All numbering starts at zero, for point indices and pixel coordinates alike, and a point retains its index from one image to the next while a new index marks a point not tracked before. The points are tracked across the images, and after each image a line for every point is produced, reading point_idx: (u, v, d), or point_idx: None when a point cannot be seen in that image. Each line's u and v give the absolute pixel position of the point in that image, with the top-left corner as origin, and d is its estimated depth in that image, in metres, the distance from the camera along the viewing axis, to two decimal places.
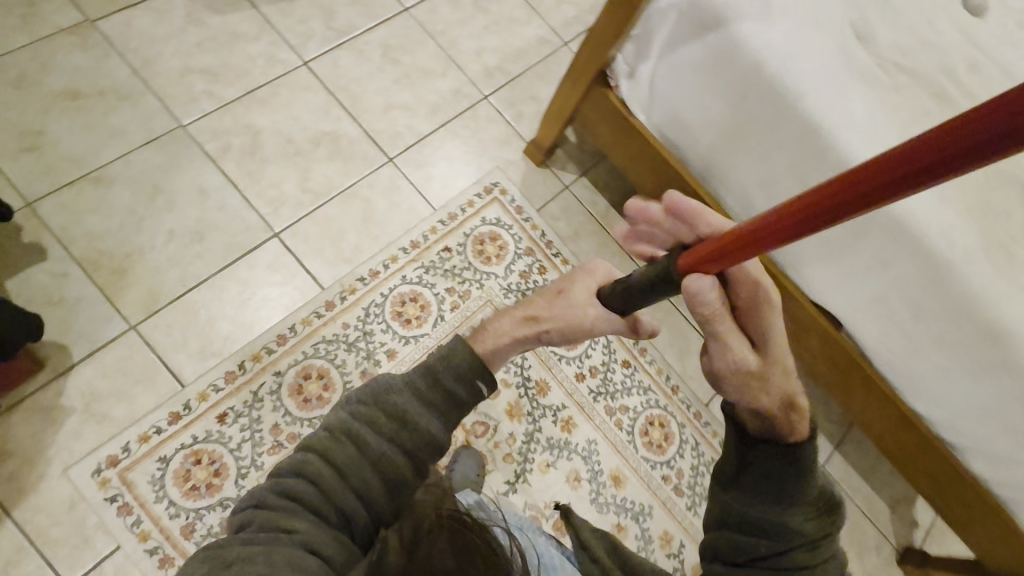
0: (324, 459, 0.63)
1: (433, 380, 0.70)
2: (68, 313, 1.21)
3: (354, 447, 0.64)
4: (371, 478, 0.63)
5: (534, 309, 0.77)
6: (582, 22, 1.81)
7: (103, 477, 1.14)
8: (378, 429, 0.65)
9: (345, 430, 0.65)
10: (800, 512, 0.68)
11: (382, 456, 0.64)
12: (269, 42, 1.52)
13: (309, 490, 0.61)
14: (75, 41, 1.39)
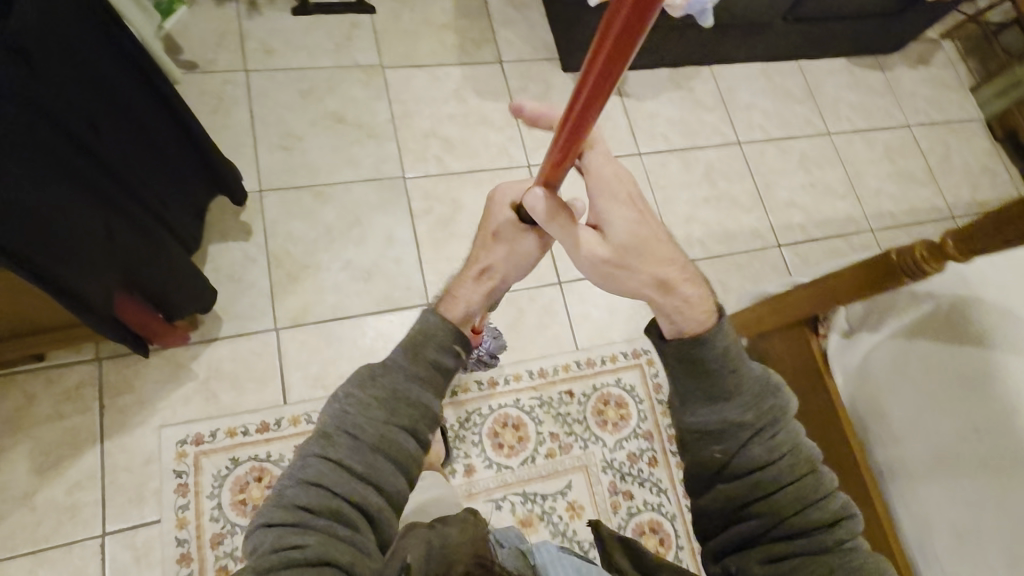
0: (324, 462, 0.64)
1: (414, 352, 0.71)
2: (236, 293, 1.33)
3: (351, 438, 0.66)
4: (375, 468, 0.65)
5: (479, 260, 0.77)
6: (802, 232, 1.73)
7: (183, 450, 1.20)
8: (370, 417, 0.67)
9: (346, 432, 0.66)
10: (745, 412, 0.74)
11: (382, 440, 0.67)
12: (510, 136, 1.63)
13: (317, 498, 0.63)
14: (363, 77, 1.59)
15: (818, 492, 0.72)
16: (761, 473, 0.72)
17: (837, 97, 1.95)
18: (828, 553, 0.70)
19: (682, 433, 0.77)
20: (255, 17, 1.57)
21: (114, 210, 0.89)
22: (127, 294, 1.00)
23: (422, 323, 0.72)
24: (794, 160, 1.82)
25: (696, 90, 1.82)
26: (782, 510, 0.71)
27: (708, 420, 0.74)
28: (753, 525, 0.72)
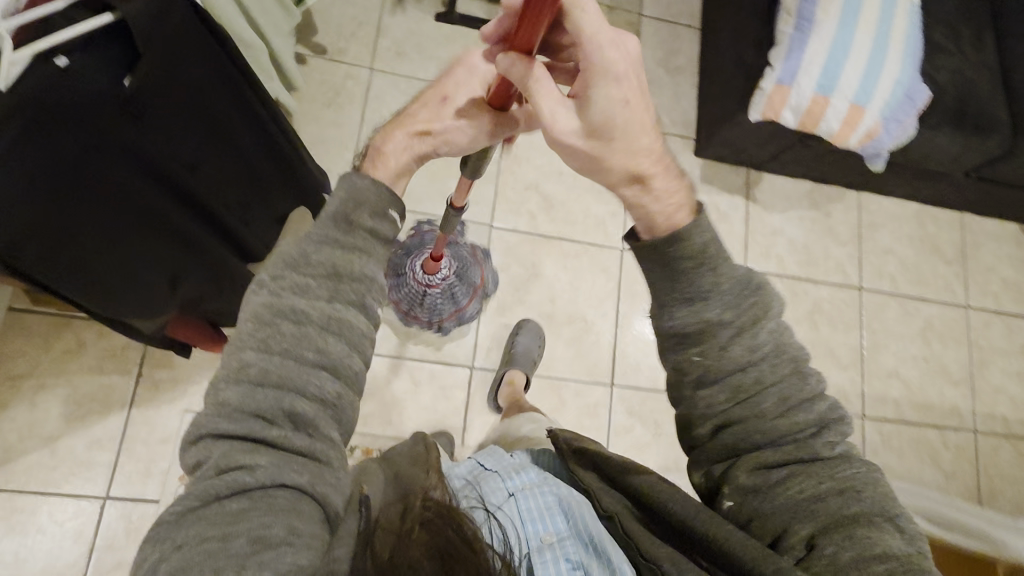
0: (265, 354, 0.53)
1: (349, 223, 0.58)
2: None
3: (293, 329, 0.54)
4: (324, 355, 0.55)
5: (421, 117, 0.66)
6: (895, 409, 1.54)
7: None
8: (310, 298, 0.56)
9: (280, 313, 0.54)
10: (728, 311, 0.62)
11: (328, 322, 0.55)
12: (613, 211, 1.51)
13: (259, 403, 0.52)
14: None
15: (808, 399, 0.62)
16: (742, 375, 0.62)
17: (992, 267, 1.70)
18: (816, 461, 0.60)
19: (661, 339, 0.66)
20: (397, 14, 1.50)
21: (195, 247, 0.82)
22: (179, 319, 0.95)
23: (350, 187, 0.59)
24: (915, 326, 1.62)
25: (830, 216, 1.64)
26: (764, 415, 0.61)
27: (688, 322, 0.63)
28: (734, 441, 0.62)
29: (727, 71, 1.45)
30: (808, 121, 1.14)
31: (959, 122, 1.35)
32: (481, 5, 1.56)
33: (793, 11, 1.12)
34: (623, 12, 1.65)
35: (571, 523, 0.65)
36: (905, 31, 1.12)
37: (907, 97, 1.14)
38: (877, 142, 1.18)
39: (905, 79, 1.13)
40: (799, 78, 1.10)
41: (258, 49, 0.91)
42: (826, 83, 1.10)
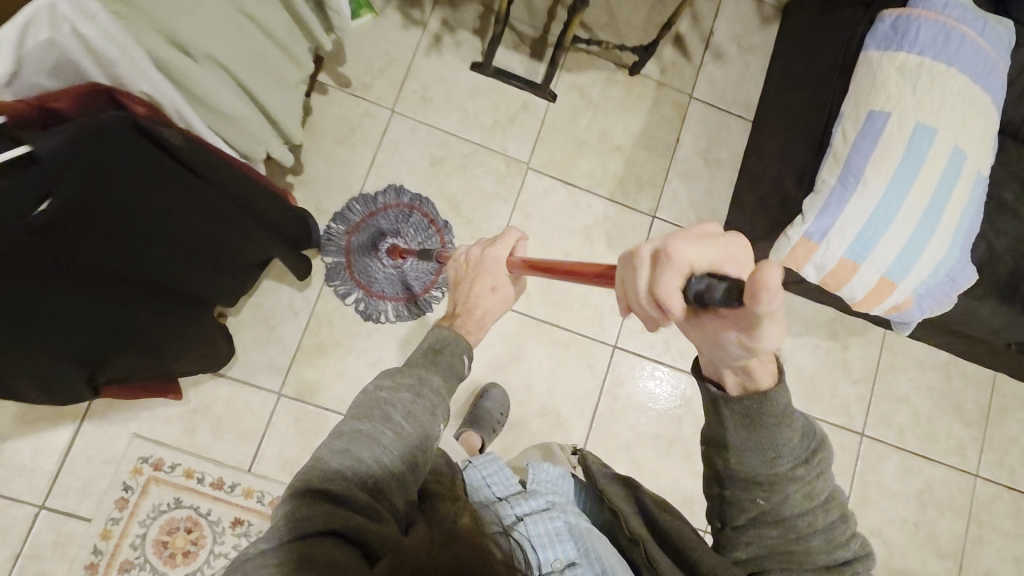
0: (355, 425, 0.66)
1: (434, 351, 0.78)
2: (264, 340, 1.28)
3: (382, 410, 0.68)
4: (401, 439, 0.67)
5: (463, 301, 0.88)
6: None
7: (141, 468, 1.20)
8: (398, 395, 0.70)
9: (375, 402, 0.69)
10: (795, 462, 0.64)
11: (408, 413, 0.69)
12: (613, 304, 1.44)
13: (341, 461, 0.63)
14: (502, 170, 1.43)
15: (847, 537, 0.64)
16: (794, 518, 0.64)
17: (1013, 437, 1.59)
18: None
19: (711, 466, 0.68)
20: (432, 56, 1.43)
21: (145, 326, 0.79)
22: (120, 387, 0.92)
23: (447, 337, 0.80)
24: (914, 486, 1.53)
25: (847, 350, 1.53)
26: (808, 551, 0.63)
27: (760, 469, 0.64)
28: (773, 566, 0.64)
29: (764, 185, 1.33)
30: (830, 281, 1.03)
31: (1011, 299, 1.20)
32: (522, 60, 1.47)
33: (842, 159, 1.01)
34: (672, 91, 1.55)
35: (582, 552, 0.71)
36: (963, 205, 0.99)
37: (948, 278, 1.02)
38: (904, 314, 1.07)
39: (950, 260, 1.01)
40: (829, 237, 0.99)
41: (247, 119, 0.85)
42: (858, 248, 0.99)
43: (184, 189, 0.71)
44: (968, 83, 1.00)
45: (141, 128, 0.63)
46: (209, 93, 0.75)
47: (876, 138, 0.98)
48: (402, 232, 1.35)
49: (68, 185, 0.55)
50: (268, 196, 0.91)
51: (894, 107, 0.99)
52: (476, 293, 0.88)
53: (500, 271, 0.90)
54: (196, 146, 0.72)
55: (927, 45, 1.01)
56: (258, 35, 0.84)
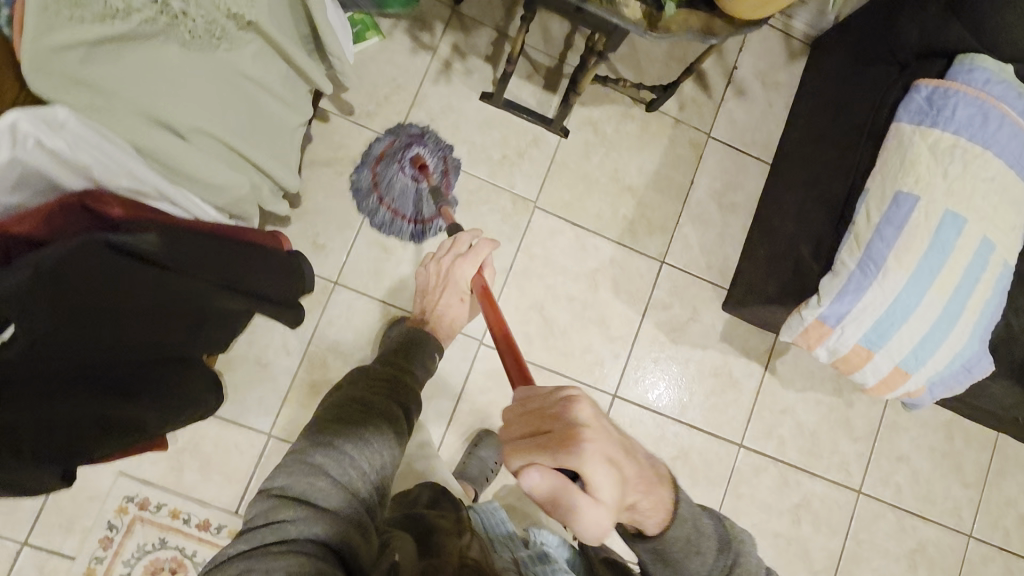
0: (340, 418, 0.68)
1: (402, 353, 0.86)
2: (255, 379, 1.24)
3: (366, 406, 0.71)
4: (385, 446, 0.69)
5: (428, 307, 1.01)
6: None
7: (126, 506, 1.18)
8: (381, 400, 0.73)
9: (357, 400, 0.71)
10: None
11: (392, 415, 0.72)
12: (615, 352, 1.40)
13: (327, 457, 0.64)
14: (508, 208, 1.38)
15: None
16: None
17: (1011, 498, 1.57)
18: None
19: None
20: (440, 84, 1.36)
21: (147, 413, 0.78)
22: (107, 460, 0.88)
23: (416, 339, 0.90)
24: (906, 545, 1.51)
25: (851, 406, 1.50)
26: None
27: None
28: None
29: (780, 244, 1.29)
30: (842, 365, 0.99)
31: None
32: (535, 91, 1.41)
33: (863, 243, 0.95)
34: (689, 129, 1.48)
35: None
36: (987, 298, 0.94)
37: (963, 369, 0.98)
38: (916, 398, 1.04)
39: (968, 353, 0.96)
40: (845, 323, 0.94)
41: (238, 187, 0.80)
42: (874, 337, 0.95)
43: (162, 287, 0.69)
44: (1003, 169, 0.95)
45: (113, 243, 0.64)
46: (202, 168, 0.73)
47: (901, 224, 0.93)
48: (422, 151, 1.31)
49: (41, 315, 0.57)
50: (259, 267, 0.89)
51: (923, 191, 0.93)
52: (445, 303, 1.01)
53: (466, 273, 1.02)
54: (176, 237, 0.72)
55: (962, 125, 0.95)
56: (254, 93, 0.80)
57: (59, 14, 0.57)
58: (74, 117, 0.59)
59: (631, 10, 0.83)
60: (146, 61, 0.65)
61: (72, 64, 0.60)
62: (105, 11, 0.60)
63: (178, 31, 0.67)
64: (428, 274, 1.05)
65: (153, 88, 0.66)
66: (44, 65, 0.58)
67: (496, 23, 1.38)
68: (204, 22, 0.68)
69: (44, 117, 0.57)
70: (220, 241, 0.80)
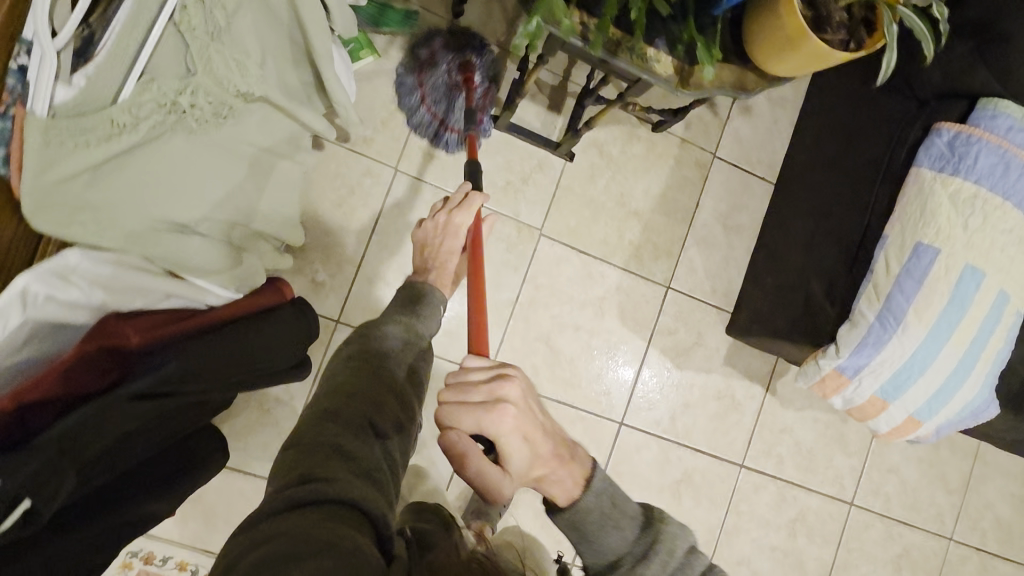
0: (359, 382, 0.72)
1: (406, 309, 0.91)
2: (257, 423, 1.20)
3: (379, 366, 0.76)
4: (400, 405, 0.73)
5: (424, 259, 1.01)
6: None
7: (130, 561, 1.14)
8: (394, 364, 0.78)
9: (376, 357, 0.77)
10: None
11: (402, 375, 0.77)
12: (622, 379, 1.40)
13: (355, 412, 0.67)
14: (513, 237, 1.34)
15: None
16: None
17: (988, 503, 1.65)
18: None
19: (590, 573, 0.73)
20: None
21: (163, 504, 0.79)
22: None
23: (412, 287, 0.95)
24: (893, 551, 1.59)
25: (846, 422, 1.54)
26: None
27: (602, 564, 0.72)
28: None
29: (787, 274, 1.28)
30: (857, 412, 1.03)
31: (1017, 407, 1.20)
32: (539, 112, 1.34)
33: (882, 294, 0.96)
34: (696, 149, 1.45)
35: None
36: (1000, 348, 0.97)
37: (970, 415, 1.01)
38: (922, 439, 1.07)
39: (979, 401, 0.99)
40: (862, 375, 0.97)
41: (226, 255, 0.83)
42: (890, 389, 0.97)
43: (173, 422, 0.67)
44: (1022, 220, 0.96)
45: (131, 395, 0.64)
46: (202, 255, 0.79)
47: (921, 277, 0.94)
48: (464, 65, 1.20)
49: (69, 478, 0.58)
50: (283, 340, 0.87)
51: (944, 243, 0.94)
52: (442, 252, 1.01)
53: (462, 222, 1.01)
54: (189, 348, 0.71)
55: (984, 175, 0.95)
56: (262, 158, 0.82)
57: (61, 145, 0.63)
58: (82, 256, 0.70)
59: (663, 65, 0.85)
60: (153, 157, 0.70)
61: (79, 191, 0.66)
62: (107, 131, 0.66)
63: (184, 121, 0.71)
64: (426, 229, 1.03)
65: (155, 189, 0.71)
66: (52, 199, 0.64)
67: (498, 38, 1.31)
68: (210, 104, 0.72)
69: (51, 272, 0.68)
70: (237, 334, 0.79)
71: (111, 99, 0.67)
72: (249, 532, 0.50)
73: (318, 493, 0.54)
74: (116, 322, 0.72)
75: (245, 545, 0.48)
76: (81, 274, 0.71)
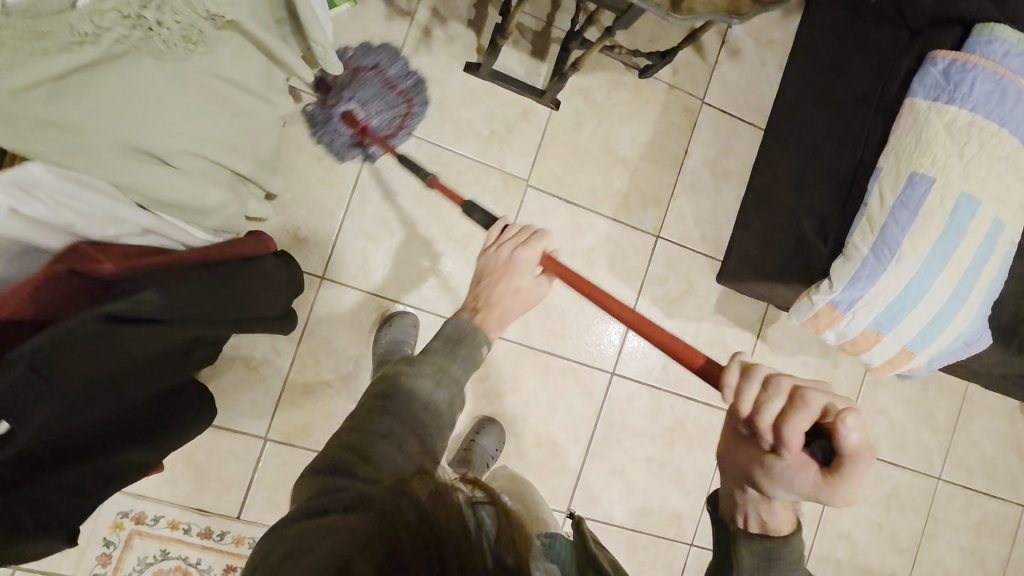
0: (381, 410, 0.71)
1: (448, 345, 0.82)
2: (244, 383, 1.19)
3: (407, 401, 0.73)
4: (424, 429, 0.71)
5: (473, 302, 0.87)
6: (830, 567, 1.59)
7: (121, 522, 1.14)
8: (417, 385, 0.74)
9: (403, 393, 0.73)
10: None
11: (429, 407, 0.73)
12: (613, 331, 1.40)
13: (365, 437, 0.67)
14: (499, 188, 1.31)
15: None
16: None
17: (976, 441, 1.68)
18: None
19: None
20: (421, 54, 1.24)
21: (148, 452, 0.81)
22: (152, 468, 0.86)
23: (455, 323, 0.85)
24: (882, 492, 1.62)
25: (836, 367, 1.55)
26: None
27: None
28: None
29: (773, 215, 1.28)
30: (849, 347, 1.01)
31: (1007, 340, 1.20)
32: (522, 59, 1.30)
33: (876, 226, 0.94)
34: (683, 94, 1.41)
35: None
36: (993, 276, 0.96)
37: (964, 346, 1.00)
38: (917, 373, 1.06)
39: (971, 331, 0.98)
40: (856, 308, 0.95)
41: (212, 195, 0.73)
42: (883, 321, 0.96)
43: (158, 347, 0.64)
44: (1016, 148, 0.94)
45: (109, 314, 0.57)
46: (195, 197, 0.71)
47: (916, 208, 0.92)
48: (365, 104, 1.17)
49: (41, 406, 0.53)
50: (261, 289, 0.85)
51: (939, 172, 0.92)
52: (500, 290, 0.87)
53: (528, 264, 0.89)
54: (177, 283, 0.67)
55: (981, 101, 0.92)
56: (237, 96, 0.73)
57: (15, 50, 0.56)
58: (47, 170, 0.59)
59: None
60: (121, 75, 0.60)
61: (34, 105, 0.56)
62: (71, 38, 0.58)
63: (151, 40, 0.62)
64: (482, 265, 0.91)
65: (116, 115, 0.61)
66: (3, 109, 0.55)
67: None
68: (179, 24, 0.62)
69: (11, 184, 0.57)
70: (221, 274, 0.75)
71: (69, 5, 0.59)
72: (276, 537, 0.55)
73: (337, 502, 0.56)
74: (92, 249, 0.64)
75: (272, 552, 0.53)
76: (42, 188, 0.60)
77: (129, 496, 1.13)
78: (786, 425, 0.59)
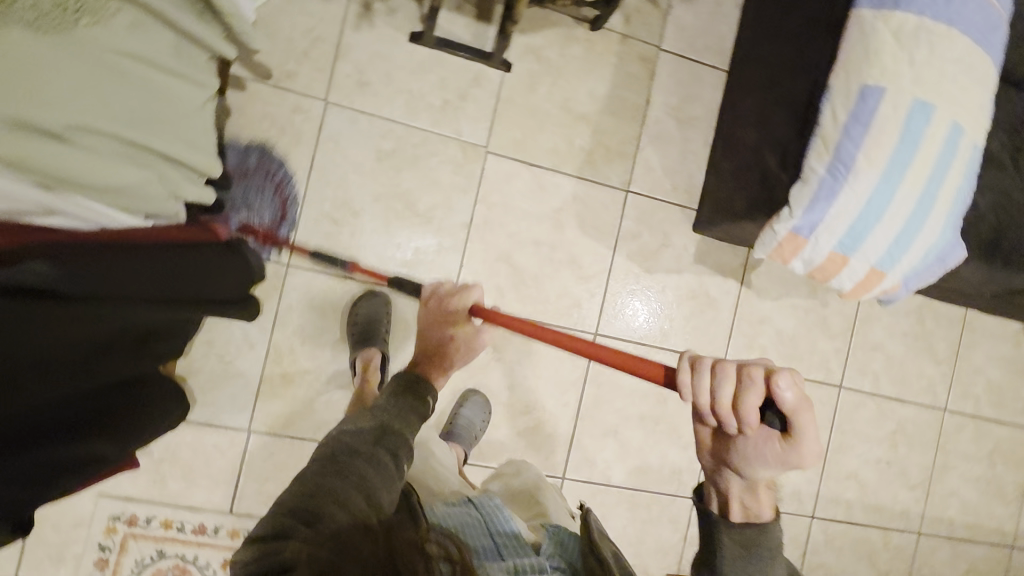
0: (330, 468, 0.68)
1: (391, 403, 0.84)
2: (221, 378, 1.19)
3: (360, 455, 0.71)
4: (380, 479, 0.70)
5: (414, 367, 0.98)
6: (840, 510, 1.57)
7: (114, 526, 1.15)
8: (365, 440, 0.74)
9: (350, 451, 0.71)
10: None
11: (378, 458, 0.72)
12: (591, 291, 1.38)
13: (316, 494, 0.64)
14: (458, 157, 1.29)
15: None
16: None
17: (980, 368, 1.64)
18: None
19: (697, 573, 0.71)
20: (362, 29, 1.22)
21: (110, 444, 0.85)
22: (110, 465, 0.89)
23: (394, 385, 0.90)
24: (886, 429, 1.59)
25: (825, 306, 1.52)
26: None
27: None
28: None
29: (741, 153, 1.26)
30: (818, 274, 1.00)
31: (989, 254, 1.18)
32: (468, 23, 1.28)
33: (831, 146, 0.92)
34: (638, 43, 1.37)
35: None
36: (959, 185, 0.94)
37: (937, 260, 0.99)
38: (893, 294, 1.05)
39: (941, 243, 0.97)
40: (818, 232, 0.94)
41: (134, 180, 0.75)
42: (848, 242, 0.94)
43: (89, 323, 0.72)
44: (968, 47, 0.91)
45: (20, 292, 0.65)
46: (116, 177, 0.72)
47: (868, 121, 0.90)
48: (250, 207, 1.19)
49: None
50: (206, 270, 0.90)
51: (889, 82, 0.89)
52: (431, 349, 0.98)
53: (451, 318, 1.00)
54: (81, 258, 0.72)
55: (926, 4, 0.89)
56: (137, 70, 0.73)
57: None
58: None
59: None
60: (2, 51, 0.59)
61: None
62: None
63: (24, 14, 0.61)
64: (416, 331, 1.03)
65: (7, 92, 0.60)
66: None
67: None
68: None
69: None
70: (154, 254, 0.81)
71: None
72: None
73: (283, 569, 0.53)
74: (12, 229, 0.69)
75: None
76: None
77: (119, 499, 1.13)
78: (736, 408, 0.59)
